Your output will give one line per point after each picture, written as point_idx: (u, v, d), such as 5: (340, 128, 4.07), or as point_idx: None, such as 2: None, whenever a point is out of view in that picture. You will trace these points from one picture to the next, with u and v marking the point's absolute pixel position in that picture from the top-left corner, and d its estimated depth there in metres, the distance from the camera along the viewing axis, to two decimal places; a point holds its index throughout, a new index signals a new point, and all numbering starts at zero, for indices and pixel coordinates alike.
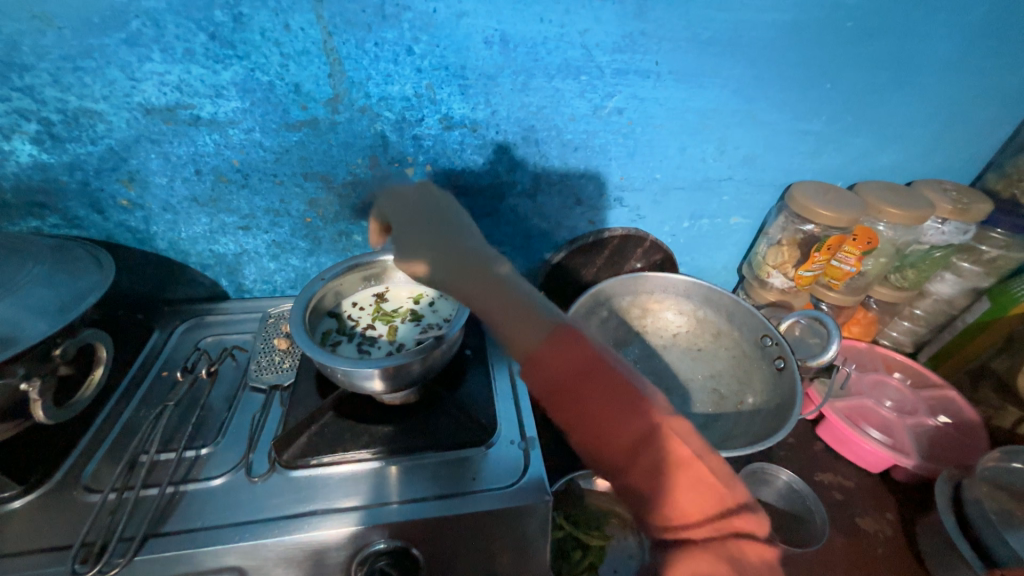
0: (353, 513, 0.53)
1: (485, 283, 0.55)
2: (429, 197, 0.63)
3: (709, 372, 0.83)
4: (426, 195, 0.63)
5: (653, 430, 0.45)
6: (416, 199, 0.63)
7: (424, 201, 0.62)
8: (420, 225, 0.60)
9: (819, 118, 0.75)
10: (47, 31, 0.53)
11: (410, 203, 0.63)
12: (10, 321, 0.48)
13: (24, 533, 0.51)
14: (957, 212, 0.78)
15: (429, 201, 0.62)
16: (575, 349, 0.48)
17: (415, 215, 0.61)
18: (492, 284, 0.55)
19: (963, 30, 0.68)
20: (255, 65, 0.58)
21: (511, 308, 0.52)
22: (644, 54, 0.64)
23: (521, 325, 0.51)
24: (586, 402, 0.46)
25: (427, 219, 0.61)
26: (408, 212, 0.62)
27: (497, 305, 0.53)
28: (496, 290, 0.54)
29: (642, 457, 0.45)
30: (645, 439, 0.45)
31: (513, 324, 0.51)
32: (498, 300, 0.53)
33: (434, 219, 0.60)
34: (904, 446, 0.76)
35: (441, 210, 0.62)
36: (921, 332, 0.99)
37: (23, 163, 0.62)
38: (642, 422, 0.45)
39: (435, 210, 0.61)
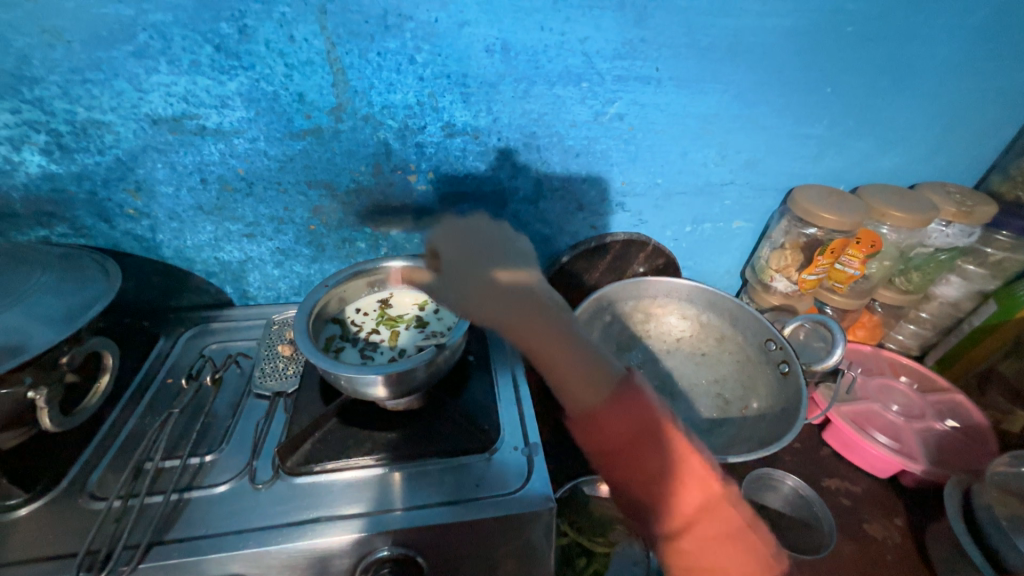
0: (356, 520, 0.53)
1: (558, 335, 0.62)
2: (496, 250, 0.71)
3: (713, 376, 0.83)
4: (495, 248, 0.71)
5: (708, 500, 0.48)
6: (485, 250, 0.70)
7: (494, 253, 0.70)
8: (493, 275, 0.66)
9: (820, 122, 0.75)
10: (57, 44, 0.54)
11: (480, 254, 0.69)
12: (18, 330, 0.49)
13: (30, 541, 0.51)
14: (961, 215, 0.78)
15: (500, 255, 0.70)
16: (637, 409, 0.52)
17: (488, 265, 0.68)
18: (564, 336, 0.62)
19: (963, 34, 0.68)
20: (260, 75, 0.59)
21: (578, 364, 0.59)
22: (644, 61, 0.65)
23: (586, 382, 0.57)
24: (642, 464, 0.50)
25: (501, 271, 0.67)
26: (479, 260, 0.69)
27: (568, 358, 0.60)
28: (567, 339, 0.61)
29: (698, 523, 0.47)
30: (701, 507, 0.48)
31: (580, 377, 0.58)
32: (568, 351, 0.60)
33: (506, 272, 0.67)
34: (912, 450, 0.75)
35: (509, 264, 0.69)
36: (928, 335, 0.98)
37: (32, 173, 0.63)
38: (698, 490, 0.48)
39: (506, 264, 0.69)
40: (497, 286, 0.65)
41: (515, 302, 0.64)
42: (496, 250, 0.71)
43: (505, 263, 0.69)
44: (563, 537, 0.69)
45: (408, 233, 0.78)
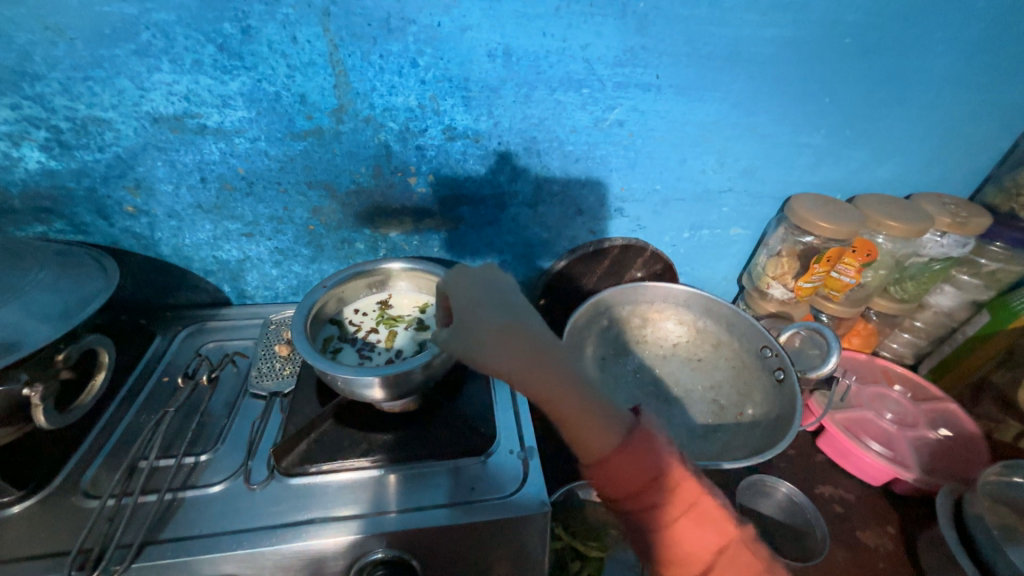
0: (351, 521, 0.53)
1: (573, 396, 0.43)
2: (489, 282, 0.48)
3: (708, 383, 0.83)
4: (488, 281, 0.48)
5: (727, 544, 0.44)
6: (475, 285, 0.47)
7: (489, 289, 0.47)
8: (480, 326, 0.45)
9: (818, 132, 0.76)
10: (59, 41, 0.54)
11: (467, 294, 0.47)
12: (14, 327, 0.49)
13: (22, 538, 0.51)
14: (956, 226, 0.79)
15: (493, 288, 0.47)
16: (650, 454, 0.45)
17: (475, 311, 0.45)
18: (580, 395, 0.44)
19: (959, 48, 0.69)
20: (261, 76, 0.59)
21: (590, 419, 0.44)
22: (645, 68, 0.65)
23: (598, 436, 0.44)
24: (655, 516, 0.44)
25: (492, 315, 0.45)
26: (467, 308, 0.46)
27: (585, 423, 0.44)
28: (582, 398, 0.44)
29: (716, 567, 0.44)
30: (718, 552, 0.44)
31: (593, 431, 0.44)
32: (585, 417, 0.44)
33: (500, 314, 0.45)
34: (905, 459, 0.76)
35: (507, 298, 0.47)
36: (922, 344, 0.99)
37: (31, 169, 0.62)
38: (714, 534, 0.44)
39: (499, 300, 0.46)
40: (485, 346, 0.44)
41: (506, 362, 0.43)
42: (488, 280, 0.48)
43: (499, 298, 0.47)
44: (557, 542, 0.70)
45: (407, 234, 0.78)
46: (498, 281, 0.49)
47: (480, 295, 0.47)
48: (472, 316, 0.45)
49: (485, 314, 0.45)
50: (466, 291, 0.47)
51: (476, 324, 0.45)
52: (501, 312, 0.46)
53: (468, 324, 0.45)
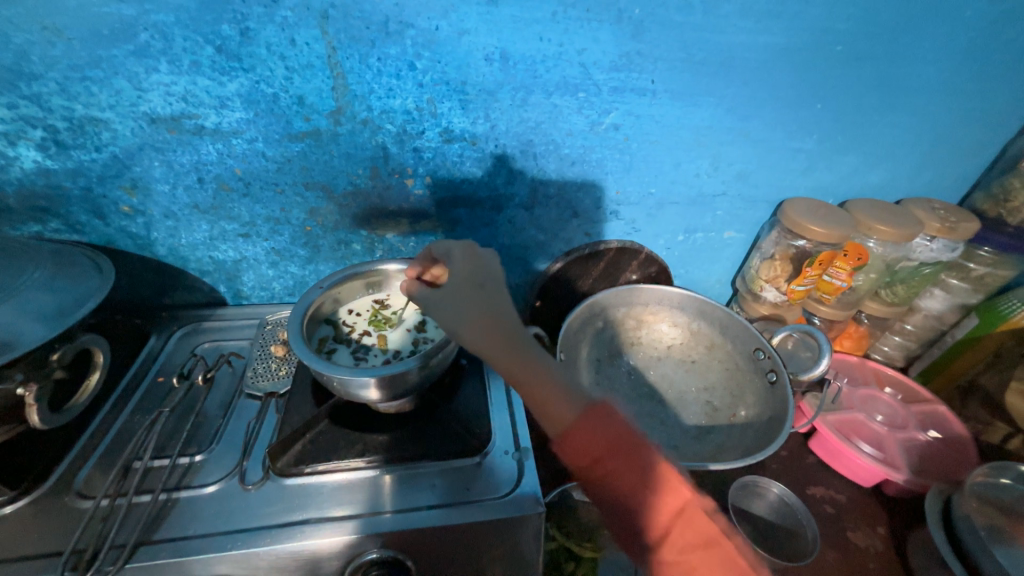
0: (346, 522, 0.53)
1: (540, 375, 0.44)
2: (479, 260, 0.47)
3: (702, 384, 0.83)
4: (477, 256, 0.48)
5: (684, 509, 0.41)
6: (464, 261, 0.47)
7: (478, 267, 0.47)
8: (461, 300, 0.46)
9: (810, 137, 0.77)
10: (56, 41, 0.54)
11: (454, 268, 0.47)
12: (8, 326, 0.48)
13: (15, 539, 0.51)
14: (945, 230, 0.80)
15: (481, 264, 0.47)
16: (607, 422, 0.44)
17: (462, 286, 0.46)
18: (547, 374, 0.45)
19: (948, 56, 0.71)
20: (260, 77, 0.59)
21: (551, 391, 0.44)
22: (640, 73, 0.66)
23: (558, 408, 0.44)
24: (609, 483, 0.43)
25: (475, 292, 0.45)
26: (452, 282, 0.46)
27: (546, 396, 0.44)
28: (549, 376, 0.45)
29: (673, 533, 0.41)
30: (675, 517, 0.42)
31: (553, 401, 0.44)
32: (547, 392, 0.44)
33: (481, 292, 0.46)
34: (895, 460, 0.77)
35: (500, 285, 0.47)
36: (912, 347, 1.00)
37: (27, 168, 0.62)
38: (671, 499, 0.42)
39: (485, 278, 0.47)
40: (462, 320, 0.45)
41: (480, 337, 0.44)
42: (478, 257, 0.48)
43: (485, 276, 0.47)
44: (552, 542, 0.70)
45: (404, 236, 0.78)
46: (489, 259, 0.48)
47: (467, 271, 0.47)
48: (454, 290, 0.46)
49: (468, 291, 0.46)
50: (454, 265, 0.47)
51: (457, 297, 0.46)
52: (483, 289, 0.46)
53: (449, 296, 0.46)
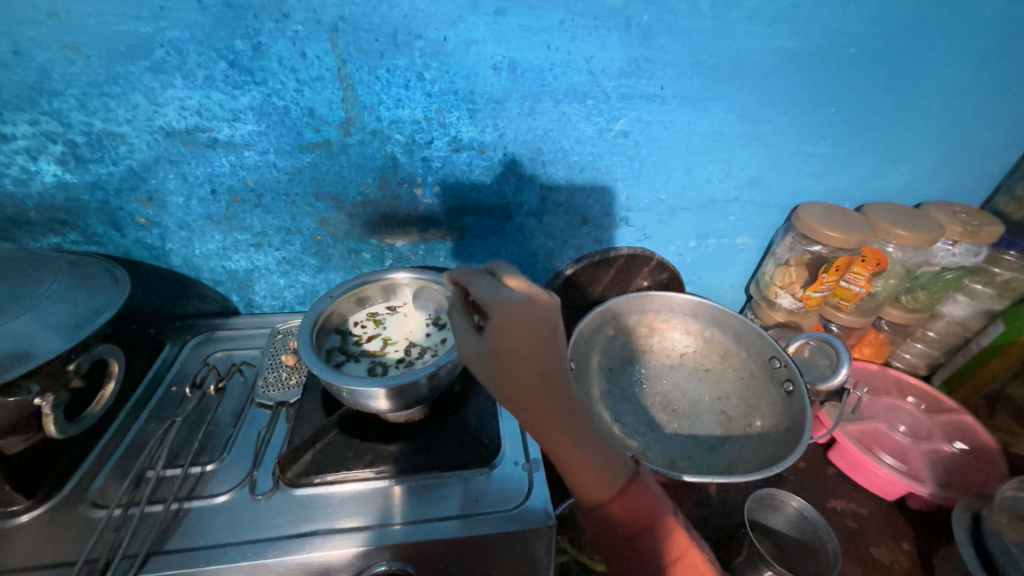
0: (356, 534, 0.53)
1: (581, 448, 0.47)
2: (533, 325, 0.44)
3: (717, 393, 0.81)
4: (532, 319, 0.44)
5: None
6: (516, 326, 0.43)
7: (529, 336, 0.43)
8: (509, 369, 0.44)
9: (825, 141, 0.76)
10: (76, 59, 0.55)
11: (506, 335, 0.43)
12: (26, 337, 0.49)
13: (31, 547, 0.51)
14: (968, 234, 0.77)
15: (536, 328, 0.44)
16: (645, 504, 0.48)
17: (510, 358, 0.44)
18: (588, 447, 0.47)
19: (966, 57, 0.69)
20: (271, 90, 0.60)
21: (593, 467, 0.47)
22: (649, 80, 0.65)
23: (596, 485, 0.47)
24: (645, 556, 0.48)
25: (526, 365, 0.44)
26: (500, 352, 0.44)
27: (585, 469, 0.47)
28: (590, 449, 0.47)
29: None
30: None
31: (591, 476, 0.47)
32: (588, 468, 0.47)
33: (533, 364, 0.45)
34: (919, 473, 0.74)
35: (540, 350, 0.45)
36: (935, 355, 0.97)
37: (47, 182, 0.64)
38: None
39: (539, 346, 0.45)
40: (506, 387, 0.45)
41: (520, 405, 0.45)
42: (525, 317, 0.43)
43: (537, 346, 0.44)
44: (564, 555, 0.68)
45: (413, 244, 0.78)
46: (533, 316, 0.44)
47: (516, 338, 0.43)
48: (503, 358, 0.44)
49: (514, 359, 0.44)
50: (503, 333, 0.43)
51: (504, 367, 0.44)
52: (535, 358, 0.45)
53: (496, 362, 0.44)
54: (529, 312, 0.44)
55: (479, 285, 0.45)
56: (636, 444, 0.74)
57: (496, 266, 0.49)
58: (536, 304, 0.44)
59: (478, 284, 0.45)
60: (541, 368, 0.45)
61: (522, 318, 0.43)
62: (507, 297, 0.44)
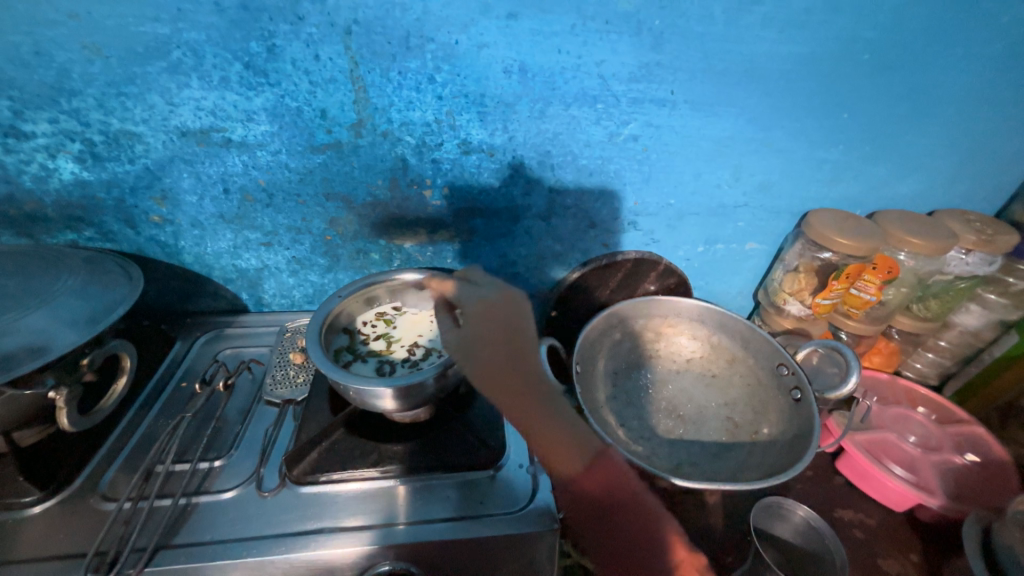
0: (361, 532, 0.54)
1: (545, 424, 0.48)
2: (501, 313, 0.55)
3: (723, 399, 0.81)
4: (498, 309, 0.56)
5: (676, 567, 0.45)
6: (484, 314, 0.56)
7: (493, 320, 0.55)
8: (482, 351, 0.53)
9: (837, 147, 0.75)
10: (95, 59, 0.57)
11: (478, 322, 0.55)
12: (42, 332, 0.50)
13: (42, 539, 0.52)
14: (982, 243, 0.76)
15: (501, 316, 0.55)
16: (610, 479, 0.47)
17: (483, 341, 0.54)
18: (552, 423, 0.48)
19: (982, 64, 0.68)
20: (285, 92, 0.61)
21: (559, 444, 0.48)
22: (660, 84, 0.65)
23: (566, 458, 0.47)
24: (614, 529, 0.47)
25: (496, 347, 0.53)
26: (474, 337, 0.54)
27: (552, 445, 0.48)
28: (554, 425, 0.48)
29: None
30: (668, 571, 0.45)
31: (557, 451, 0.48)
32: (552, 443, 0.48)
33: (501, 345, 0.53)
34: (929, 484, 0.73)
35: (506, 333, 0.54)
36: (947, 365, 0.95)
37: (65, 180, 0.65)
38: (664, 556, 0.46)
39: (503, 331, 0.54)
40: (481, 369, 0.52)
41: (491, 386, 0.50)
42: (491, 307, 0.56)
43: (500, 330, 0.54)
44: None
45: (421, 245, 0.79)
46: (497, 306, 0.56)
47: (483, 322, 0.54)
48: (474, 342, 0.54)
49: (482, 340, 0.54)
50: (473, 318, 0.55)
51: (478, 351, 0.53)
52: (499, 339, 0.53)
53: (468, 345, 0.54)
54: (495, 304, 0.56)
55: (459, 289, 0.61)
56: (641, 449, 0.74)
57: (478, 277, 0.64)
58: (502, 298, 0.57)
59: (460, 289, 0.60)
60: (507, 349, 0.53)
61: (490, 308, 0.56)
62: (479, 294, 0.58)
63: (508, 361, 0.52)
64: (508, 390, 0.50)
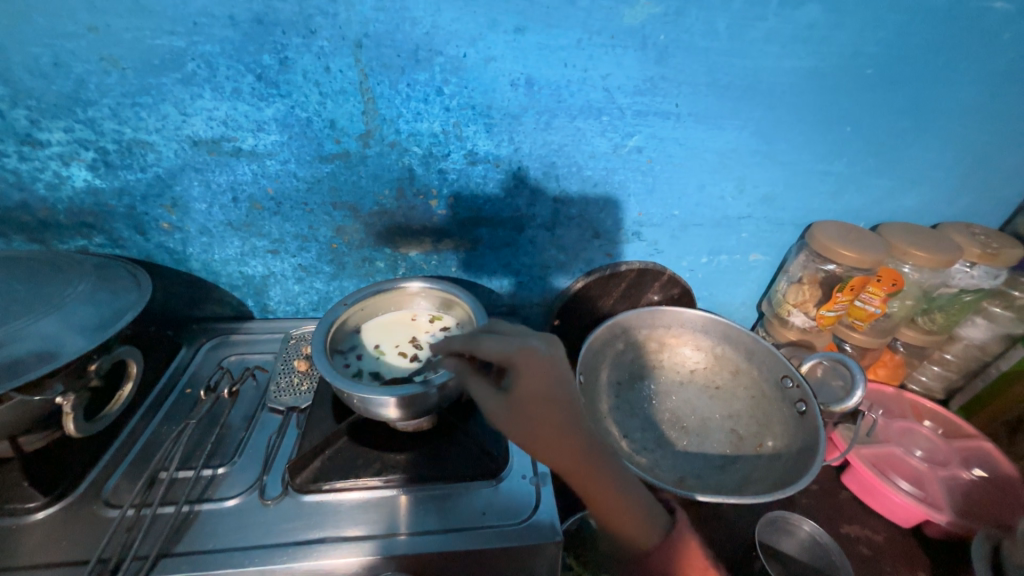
0: (362, 542, 0.53)
1: (611, 487, 0.51)
2: (553, 372, 0.51)
3: (727, 411, 0.80)
4: (546, 364, 0.51)
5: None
6: (537, 374, 0.50)
7: (546, 381, 0.51)
8: (532, 416, 0.50)
9: (840, 160, 0.75)
10: (112, 71, 0.58)
11: (528, 384, 0.50)
12: (53, 337, 0.51)
13: (44, 545, 0.52)
14: (986, 257, 0.76)
15: (549, 371, 0.51)
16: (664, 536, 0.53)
17: (535, 403, 0.50)
18: (617, 485, 0.51)
19: (984, 78, 0.69)
20: (295, 103, 0.62)
21: (625, 507, 0.51)
22: (664, 97, 0.66)
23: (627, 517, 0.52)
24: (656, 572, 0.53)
25: (549, 408, 0.50)
26: (527, 404, 0.50)
27: (620, 507, 0.51)
28: (617, 486, 0.51)
29: None
30: None
31: (624, 510, 0.51)
32: (618, 504, 0.51)
33: (553, 403, 0.50)
34: (936, 500, 0.72)
35: (560, 393, 0.51)
36: (953, 378, 0.94)
37: (77, 187, 0.66)
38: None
39: (557, 392, 0.51)
40: (538, 437, 0.50)
41: (553, 451, 0.50)
42: (542, 364, 0.51)
43: (555, 391, 0.51)
44: None
45: (426, 254, 0.79)
46: (548, 362, 0.52)
47: (536, 385, 0.50)
48: (525, 406, 0.50)
49: (537, 405, 0.50)
50: (524, 381, 0.50)
51: (530, 414, 0.50)
52: (555, 402, 0.50)
53: (519, 411, 0.50)
54: (543, 358, 0.51)
55: (490, 343, 0.51)
56: (645, 461, 0.73)
57: (501, 322, 0.56)
58: (550, 354, 0.52)
59: (493, 344, 0.51)
60: (561, 411, 0.50)
61: (540, 367, 0.51)
62: (525, 348, 0.51)
63: (565, 426, 0.50)
64: (571, 457, 0.50)
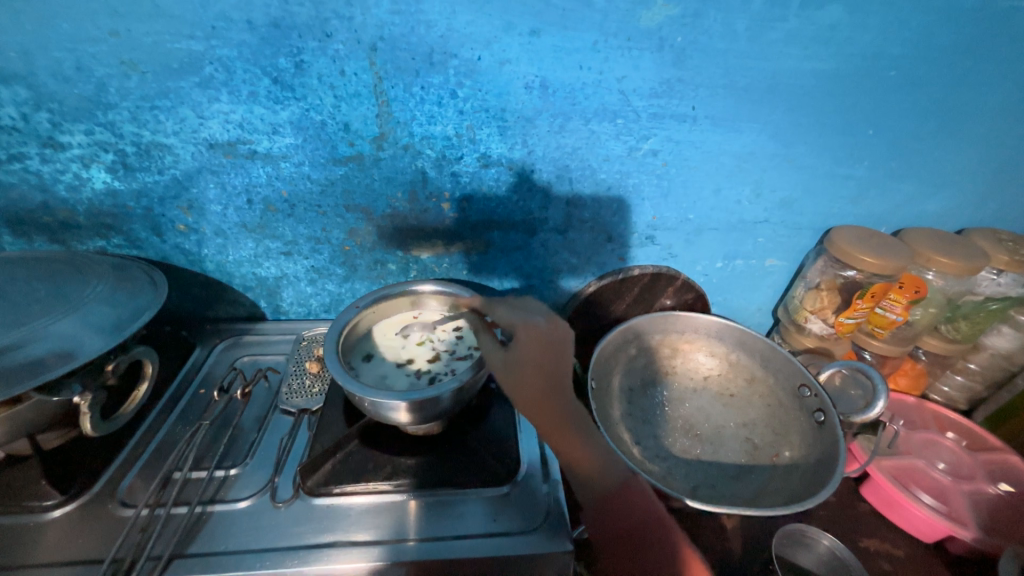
0: (371, 548, 0.53)
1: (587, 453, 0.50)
2: (552, 345, 0.52)
3: (742, 420, 0.79)
4: (546, 337, 0.52)
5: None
6: (536, 341, 0.51)
7: (544, 351, 0.51)
8: (523, 379, 0.51)
9: (862, 163, 0.74)
10: (132, 74, 0.59)
11: (524, 351, 0.51)
12: (71, 336, 0.51)
13: (61, 543, 0.52)
14: (1015, 263, 0.74)
15: (547, 344, 0.52)
16: (635, 508, 0.49)
17: (530, 368, 0.51)
18: (593, 452, 0.51)
19: (1014, 80, 0.66)
20: (310, 105, 0.62)
21: (597, 471, 0.50)
22: (681, 100, 0.65)
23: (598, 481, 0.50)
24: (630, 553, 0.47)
25: (540, 375, 0.51)
26: (520, 366, 0.51)
27: (592, 472, 0.50)
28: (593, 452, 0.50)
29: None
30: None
31: (596, 476, 0.50)
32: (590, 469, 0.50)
33: (546, 373, 0.51)
34: (961, 515, 0.70)
35: (555, 364, 0.51)
36: (977, 389, 0.92)
37: (97, 189, 0.67)
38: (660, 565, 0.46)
39: (553, 361, 0.51)
40: (525, 396, 0.51)
41: (535, 409, 0.50)
42: (542, 336, 0.52)
43: (550, 360, 0.51)
44: None
45: (438, 257, 0.79)
46: (549, 335, 0.52)
47: (533, 351, 0.51)
48: (517, 368, 0.51)
49: (529, 368, 0.51)
50: (523, 346, 0.51)
51: (520, 376, 0.51)
52: (547, 370, 0.51)
53: (512, 371, 0.51)
54: (545, 332, 0.52)
55: (503, 312, 0.55)
56: (657, 469, 0.72)
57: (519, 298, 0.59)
58: (553, 328, 0.53)
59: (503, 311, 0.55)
60: (552, 379, 0.51)
61: (541, 336, 0.52)
62: (530, 320, 0.53)
63: (552, 392, 0.51)
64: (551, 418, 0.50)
